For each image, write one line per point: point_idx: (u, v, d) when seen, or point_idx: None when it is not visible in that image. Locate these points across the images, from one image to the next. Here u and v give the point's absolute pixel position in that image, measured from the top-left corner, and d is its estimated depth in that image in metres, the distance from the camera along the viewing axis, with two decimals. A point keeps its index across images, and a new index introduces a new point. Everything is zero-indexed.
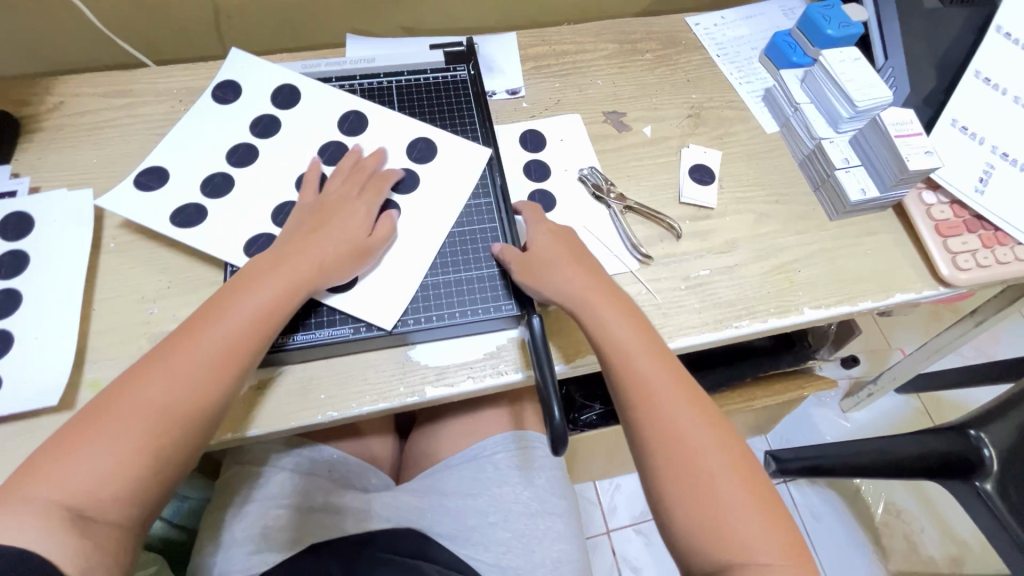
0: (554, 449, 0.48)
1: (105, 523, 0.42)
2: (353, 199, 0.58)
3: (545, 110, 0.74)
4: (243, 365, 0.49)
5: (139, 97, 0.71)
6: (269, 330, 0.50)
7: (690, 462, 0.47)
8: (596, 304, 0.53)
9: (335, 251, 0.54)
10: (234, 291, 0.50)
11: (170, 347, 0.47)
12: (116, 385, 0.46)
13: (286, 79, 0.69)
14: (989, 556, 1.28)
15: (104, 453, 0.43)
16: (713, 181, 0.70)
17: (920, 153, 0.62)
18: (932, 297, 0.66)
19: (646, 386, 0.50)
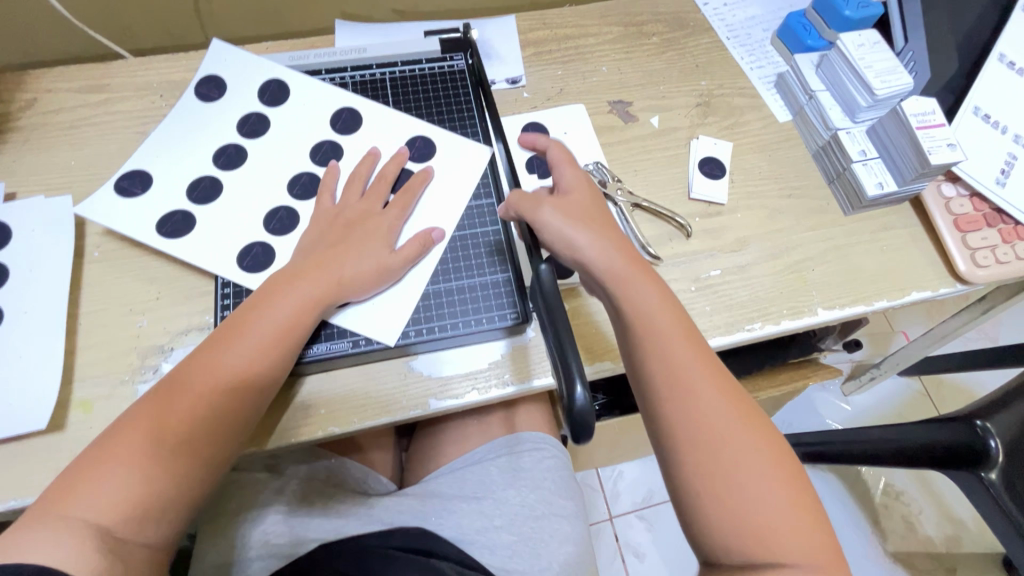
0: (576, 439, 0.38)
1: (133, 543, 0.43)
2: (376, 212, 0.57)
3: (548, 100, 0.70)
4: (269, 384, 0.50)
5: (117, 92, 0.66)
6: (288, 346, 0.50)
7: (718, 450, 0.44)
8: (628, 280, 0.49)
9: (360, 268, 0.53)
10: (258, 307, 0.51)
11: (197, 365, 0.48)
12: (146, 404, 0.47)
13: (273, 73, 0.65)
14: (984, 536, 1.30)
15: (135, 472, 0.44)
16: (724, 175, 0.67)
17: (944, 146, 0.59)
18: (948, 294, 0.64)
19: (674, 365, 0.46)
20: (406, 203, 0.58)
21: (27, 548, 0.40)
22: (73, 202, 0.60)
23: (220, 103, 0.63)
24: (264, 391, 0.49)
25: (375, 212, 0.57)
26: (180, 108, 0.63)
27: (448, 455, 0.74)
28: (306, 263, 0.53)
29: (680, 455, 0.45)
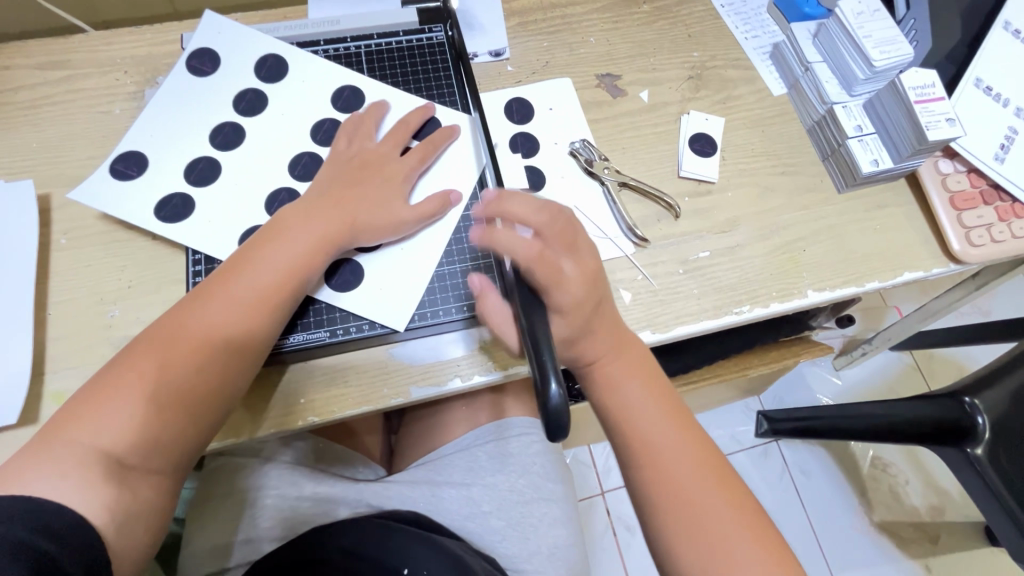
0: (551, 439, 0.38)
1: (140, 472, 0.44)
2: (390, 158, 0.57)
3: (533, 74, 0.67)
4: (274, 323, 0.50)
5: (78, 68, 0.63)
6: (296, 287, 0.50)
7: (674, 482, 0.47)
8: (615, 380, 0.50)
9: (368, 211, 0.53)
10: (261, 246, 0.50)
11: (200, 303, 0.48)
12: (150, 339, 0.47)
13: (260, 47, 0.62)
14: (968, 505, 1.32)
15: (141, 403, 0.44)
16: (715, 152, 0.65)
17: (943, 122, 0.57)
18: (941, 274, 0.63)
19: (628, 409, 0.49)
20: (422, 153, 0.58)
21: (35, 475, 0.41)
22: (36, 187, 0.57)
23: (212, 78, 0.60)
24: (269, 331, 0.49)
25: (391, 158, 0.57)
26: (169, 81, 0.60)
27: (436, 439, 0.73)
28: (315, 203, 0.53)
29: (665, 536, 0.46)
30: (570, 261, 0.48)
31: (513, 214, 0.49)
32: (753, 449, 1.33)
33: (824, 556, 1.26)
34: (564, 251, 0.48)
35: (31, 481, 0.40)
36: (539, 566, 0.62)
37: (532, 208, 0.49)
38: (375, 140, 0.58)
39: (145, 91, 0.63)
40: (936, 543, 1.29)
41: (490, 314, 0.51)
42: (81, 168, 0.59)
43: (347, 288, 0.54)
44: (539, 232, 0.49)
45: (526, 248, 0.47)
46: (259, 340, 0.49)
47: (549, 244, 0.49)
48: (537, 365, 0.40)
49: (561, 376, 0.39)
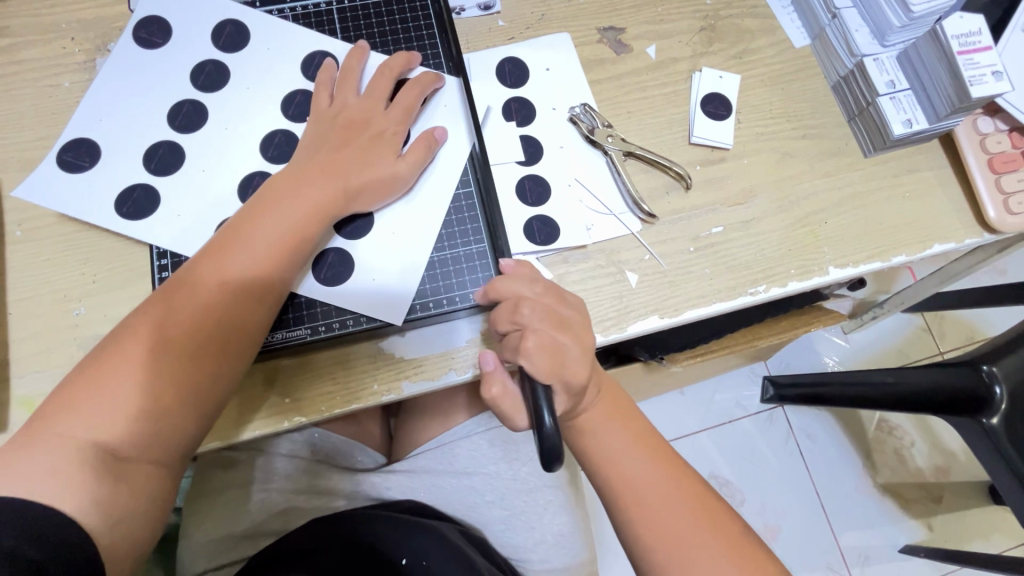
0: (546, 466, 0.39)
1: (138, 461, 0.41)
2: (377, 112, 0.51)
3: (526, 29, 0.60)
4: (272, 304, 0.46)
5: (19, 36, 0.56)
6: (291, 258, 0.46)
7: (667, 531, 0.46)
8: (595, 426, 0.49)
9: (362, 173, 0.49)
10: (250, 219, 0.46)
11: (190, 285, 0.44)
12: (140, 320, 0.43)
13: (221, 10, 0.55)
14: (973, 466, 1.32)
15: (135, 391, 0.41)
16: (730, 114, 0.59)
17: (988, 75, 0.51)
18: (974, 245, 0.58)
19: (611, 458, 0.48)
20: (409, 102, 0.52)
21: (16, 475, 0.37)
22: None
23: (166, 51, 0.54)
24: (267, 309, 0.46)
25: (378, 114, 0.51)
26: (118, 55, 0.54)
27: (431, 426, 0.70)
28: (303, 171, 0.48)
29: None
30: (578, 356, 0.46)
31: (515, 306, 0.46)
32: (759, 415, 1.32)
33: (828, 518, 1.27)
34: (571, 344, 0.46)
35: (18, 483, 0.37)
36: (544, 554, 0.63)
37: (533, 301, 0.46)
38: (358, 94, 0.52)
39: (96, 60, 0.56)
40: (939, 503, 1.30)
41: (499, 402, 0.47)
42: (31, 150, 0.53)
43: (344, 280, 0.50)
44: (547, 330, 0.45)
45: (539, 355, 0.44)
46: (259, 316, 0.45)
47: (558, 339, 0.45)
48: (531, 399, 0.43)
49: (552, 408, 0.41)
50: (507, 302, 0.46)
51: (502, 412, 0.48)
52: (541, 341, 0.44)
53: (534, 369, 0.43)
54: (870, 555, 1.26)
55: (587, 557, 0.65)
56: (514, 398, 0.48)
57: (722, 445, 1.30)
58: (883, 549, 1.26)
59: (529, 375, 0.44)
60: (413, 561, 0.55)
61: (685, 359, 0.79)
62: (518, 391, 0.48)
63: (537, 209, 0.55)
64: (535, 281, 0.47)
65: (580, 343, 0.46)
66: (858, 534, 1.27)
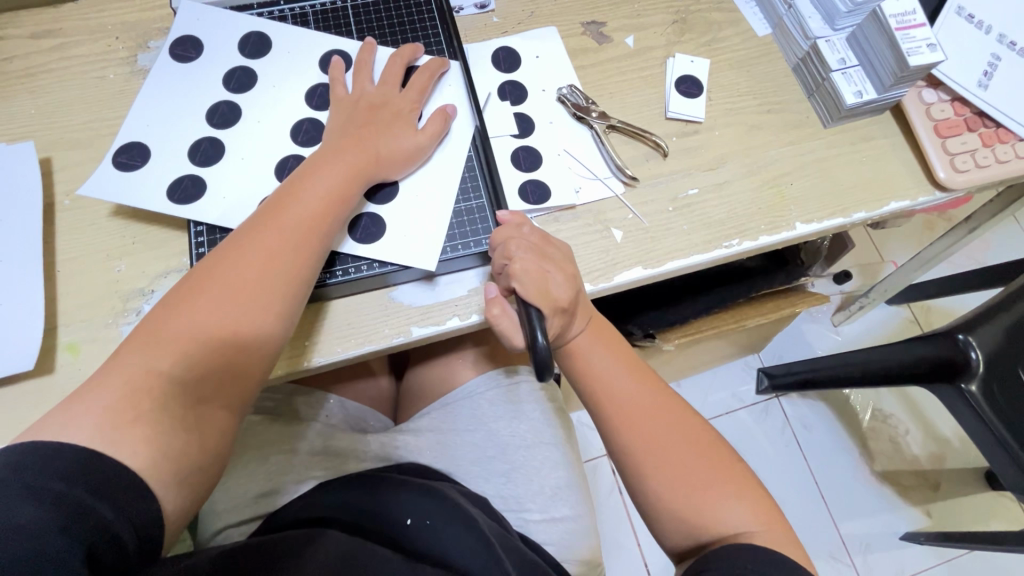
0: (540, 377, 0.48)
1: (205, 408, 0.46)
2: (394, 95, 0.58)
3: (518, 24, 0.67)
4: (314, 260, 0.50)
5: (72, 36, 0.64)
6: (331, 218, 0.51)
7: (655, 447, 0.52)
8: (584, 349, 0.56)
9: (387, 147, 0.55)
10: (289, 190, 0.51)
11: (238, 246, 0.49)
12: (195, 282, 0.48)
13: (246, 22, 0.61)
14: (967, 451, 1.34)
15: (198, 342, 0.45)
16: (702, 93, 0.66)
17: (924, 47, 0.58)
18: (928, 203, 0.64)
19: (607, 386, 0.55)
20: (422, 85, 0.59)
21: (93, 424, 0.41)
22: (36, 150, 0.59)
23: (200, 63, 0.59)
24: (311, 264, 0.50)
25: (396, 97, 0.58)
26: (155, 72, 0.58)
27: (435, 391, 0.74)
28: (335, 148, 0.53)
29: (636, 470, 0.53)
30: (562, 281, 0.52)
31: (505, 245, 0.53)
32: (755, 406, 1.35)
33: (827, 506, 1.29)
34: (555, 272, 0.52)
35: (95, 432, 0.40)
36: (543, 505, 0.67)
37: (520, 239, 0.53)
38: (374, 82, 0.59)
39: (137, 56, 0.64)
40: (937, 489, 1.31)
41: (499, 322, 0.53)
42: (78, 132, 0.60)
43: (374, 239, 0.55)
44: (531, 261, 0.51)
45: (527, 280, 0.51)
46: (303, 271, 0.50)
47: (543, 266, 0.52)
48: (526, 322, 0.50)
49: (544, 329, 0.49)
50: (500, 242, 0.53)
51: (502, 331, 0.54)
52: (524, 266, 0.51)
53: (524, 292, 0.50)
54: (871, 543, 1.27)
55: (584, 510, 0.69)
56: (511, 317, 0.53)
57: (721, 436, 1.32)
58: (884, 537, 1.27)
59: (523, 299, 0.50)
60: (418, 521, 0.59)
61: (675, 336, 0.85)
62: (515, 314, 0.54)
63: (531, 174, 0.61)
64: (524, 224, 0.55)
65: (563, 271, 0.53)
66: (859, 522, 1.28)
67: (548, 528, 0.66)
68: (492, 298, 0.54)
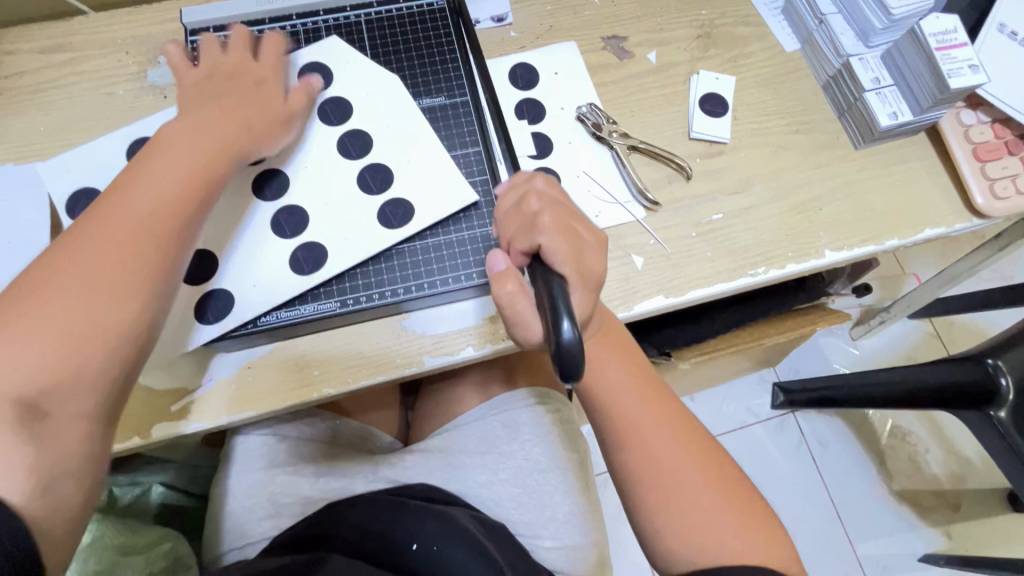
0: (565, 376, 0.39)
1: (59, 421, 0.40)
2: (216, 64, 0.54)
3: (537, 39, 0.65)
4: (172, 246, 0.46)
5: (82, 50, 0.63)
6: (183, 199, 0.46)
7: (678, 494, 0.50)
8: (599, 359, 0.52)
9: (255, 116, 0.51)
10: (141, 166, 0.47)
11: (78, 238, 0.44)
12: (26, 285, 0.42)
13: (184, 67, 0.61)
14: (990, 471, 1.30)
15: (35, 347, 0.40)
16: (727, 112, 0.63)
17: (965, 68, 0.55)
18: (964, 229, 0.61)
19: (632, 423, 0.51)
20: (272, 52, 0.56)
21: None
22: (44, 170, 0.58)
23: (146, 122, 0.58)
24: (165, 248, 0.45)
25: (264, 69, 0.55)
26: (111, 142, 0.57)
27: (449, 414, 0.73)
28: (193, 124, 0.49)
29: (646, 503, 0.50)
30: (593, 250, 0.48)
31: (524, 205, 0.48)
32: (770, 421, 1.31)
33: (843, 526, 1.25)
34: (585, 234, 0.48)
35: None
36: (555, 531, 0.64)
37: (539, 193, 0.49)
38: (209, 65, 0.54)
39: (147, 71, 0.62)
40: (958, 510, 1.27)
41: (513, 301, 0.47)
42: None
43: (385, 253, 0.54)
44: (557, 215, 0.47)
45: (555, 233, 0.46)
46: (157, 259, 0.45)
47: (573, 229, 0.48)
48: (546, 288, 0.43)
49: (572, 316, 0.40)
50: (519, 190, 0.50)
51: (516, 312, 0.47)
52: (552, 221, 0.46)
53: (553, 247, 0.45)
54: (888, 564, 1.23)
55: (596, 538, 0.67)
56: (527, 297, 0.47)
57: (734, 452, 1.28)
58: (902, 558, 1.24)
59: (550, 260, 0.45)
60: (423, 547, 0.56)
61: (691, 354, 0.81)
62: (530, 294, 0.48)
63: None
64: (536, 177, 0.51)
65: (582, 223, 0.49)
66: (876, 543, 1.24)
67: (560, 556, 0.63)
68: (501, 276, 0.48)
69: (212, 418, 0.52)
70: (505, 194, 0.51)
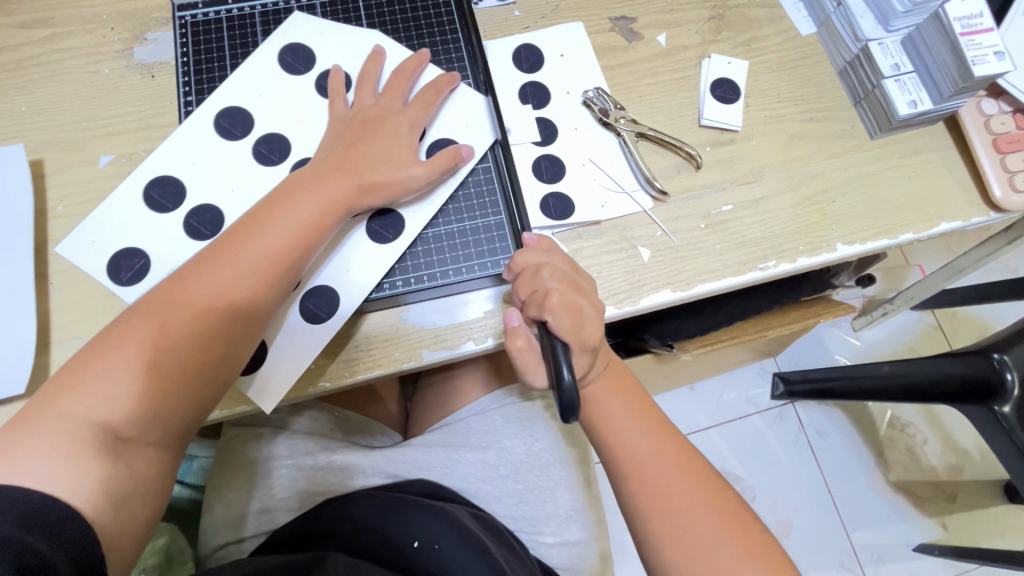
0: (564, 417, 0.43)
1: (139, 445, 0.41)
2: (393, 109, 0.54)
3: (542, 19, 0.62)
4: (280, 293, 0.47)
5: (64, 26, 0.60)
6: (305, 247, 0.47)
7: (674, 516, 0.49)
8: (599, 394, 0.53)
9: (377, 169, 0.51)
10: (270, 206, 0.48)
11: (204, 261, 0.46)
12: (155, 300, 0.44)
13: (161, 66, 0.59)
14: (988, 463, 1.30)
15: (156, 369, 0.42)
16: (739, 98, 0.61)
17: (990, 55, 0.53)
18: (980, 223, 0.60)
19: (632, 449, 0.52)
20: (427, 100, 0.55)
21: (14, 458, 0.37)
22: (26, 152, 0.55)
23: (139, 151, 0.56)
24: (278, 295, 0.47)
25: (392, 109, 0.54)
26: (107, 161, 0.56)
27: (449, 405, 0.72)
28: (321, 168, 0.50)
29: (643, 522, 0.50)
30: (596, 321, 0.49)
31: (535, 272, 0.49)
32: (769, 411, 1.30)
33: (840, 516, 1.25)
34: (589, 309, 0.48)
35: (13, 473, 0.37)
36: (557, 527, 0.64)
37: (553, 267, 0.49)
38: (374, 97, 0.55)
39: (134, 49, 0.59)
40: (954, 501, 1.28)
41: (522, 356, 0.49)
42: (72, 132, 0.56)
43: (393, 238, 0.53)
44: (567, 291, 0.48)
45: (561, 312, 0.47)
46: (266, 305, 0.46)
47: (581, 305, 0.48)
48: (550, 354, 0.45)
49: (571, 364, 0.45)
50: (532, 259, 0.50)
51: (523, 366, 0.50)
52: (558, 300, 0.47)
53: (557, 326, 0.46)
54: (883, 553, 1.24)
55: (597, 534, 0.66)
56: (535, 353, 0.50)
57: (734, 442, 1.28)
58: (898, 548, 1.24)
59: (551, 332, 0.47)
60: (425, 544, 0.56)
61: (693, 346, 0.77)
62: (538, 347, 0.50)
63: (554, 185, 0.57)
64: (555, 253, 0.51)
65: (590, 296, 0.49)
66: (873, 532, 1.25)
67: (560, 552, 0.63)
68: (513, 330, 0.49)
69: None
70: (515, 266, 0.50)
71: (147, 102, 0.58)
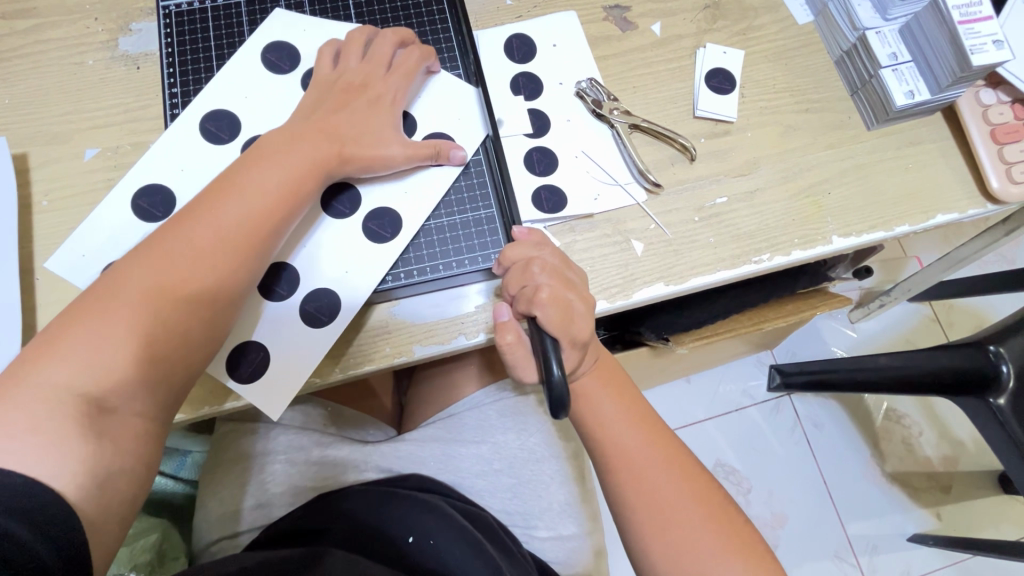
0: (554, 413, 0.43)
1: (124, 416, 0.41)
2: (375, 76, 0.53)
3: (534, 8, 0.61)
4: (261, 257, 0.47)
5: (47, 16, 0.58)
6: (284, 211, 0.47)
7: (661, 516, 0.49)
8: (589, 390, 0.53)
9: (357, 137, 0.50)
10: (243, 170, 0.47)
11: (180, 225, 0.45)
12: (131, 265, 0.43)
13: (146, 57, 0.58)
14: (982, 454, 1.30)
15: (137, 333, 0.41)
16: (734, 89, 0.60)
17: (989, 44, 0.52)
18: (977, 215, 0.59)
19: (623, 447, 0.51)
20: (408, 68, 0.54)
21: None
22: (11, 146, 0.54)
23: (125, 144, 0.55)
24: (259, 258, 0.47)
25: (375, 76, 0.53)
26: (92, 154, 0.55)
27: (443, 399, 0.72)
28: (299, 132, 0.49)
29: (632, 519, 0.50)
30: (587, 314, 0.49)
31: (525, 266, 0.49)
32: (766, 404, 1.30)
33: (835, 507, 1.25)
34: (579, 302, 0.48)
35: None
36: (552, 521, 0.64)
37: (543, 261, 0.49)
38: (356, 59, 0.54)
39: (119, 40, 0.58)
40: (948, 492, 1.28)
41: (512, 351, 0.49)
42: (56, 124, 0.55)
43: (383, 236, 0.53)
44: (556, 284, 0.48)
45: (551, 307, 0.46)
46: (247, 269, 0.46)
47: (571, 297, 0.48)
48: (540, 350, 0.45)
49: (560, 360, 0.44)
50: (521, 253, 0.49)
51: (513, 362, 0.50)
52: (547, 292, 0.47)
53: (546, 321, 0.46)
54: (878, 544, 1.24)
55: (591, 528, 0.66)
56: (525, 350, 0.49)
57: (730, 434, 1.28)
58: (892, 538, 1.25)
59: (540, 326, 0.46)
60: (420, 540, 0.56)
61: (688, 339, 0.78)
62: (529, 343, 0.50)
63: (545, 178, 0.56)
64: (545, 245, 0.50)
65: (581, 289, 0.49)
66: (868, 523, 1.25)
67: (556, 546, 0.63)
68: (503, 326, 0.49)
69: (193, 408, 0.50)
70: (505, 259, 0.50)
71: (133, 94, 0.57)
